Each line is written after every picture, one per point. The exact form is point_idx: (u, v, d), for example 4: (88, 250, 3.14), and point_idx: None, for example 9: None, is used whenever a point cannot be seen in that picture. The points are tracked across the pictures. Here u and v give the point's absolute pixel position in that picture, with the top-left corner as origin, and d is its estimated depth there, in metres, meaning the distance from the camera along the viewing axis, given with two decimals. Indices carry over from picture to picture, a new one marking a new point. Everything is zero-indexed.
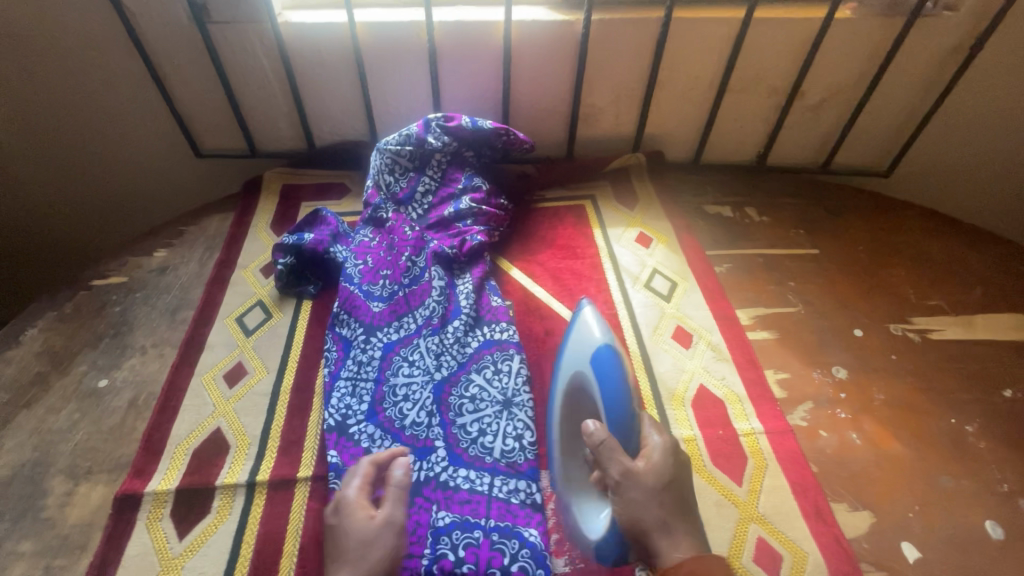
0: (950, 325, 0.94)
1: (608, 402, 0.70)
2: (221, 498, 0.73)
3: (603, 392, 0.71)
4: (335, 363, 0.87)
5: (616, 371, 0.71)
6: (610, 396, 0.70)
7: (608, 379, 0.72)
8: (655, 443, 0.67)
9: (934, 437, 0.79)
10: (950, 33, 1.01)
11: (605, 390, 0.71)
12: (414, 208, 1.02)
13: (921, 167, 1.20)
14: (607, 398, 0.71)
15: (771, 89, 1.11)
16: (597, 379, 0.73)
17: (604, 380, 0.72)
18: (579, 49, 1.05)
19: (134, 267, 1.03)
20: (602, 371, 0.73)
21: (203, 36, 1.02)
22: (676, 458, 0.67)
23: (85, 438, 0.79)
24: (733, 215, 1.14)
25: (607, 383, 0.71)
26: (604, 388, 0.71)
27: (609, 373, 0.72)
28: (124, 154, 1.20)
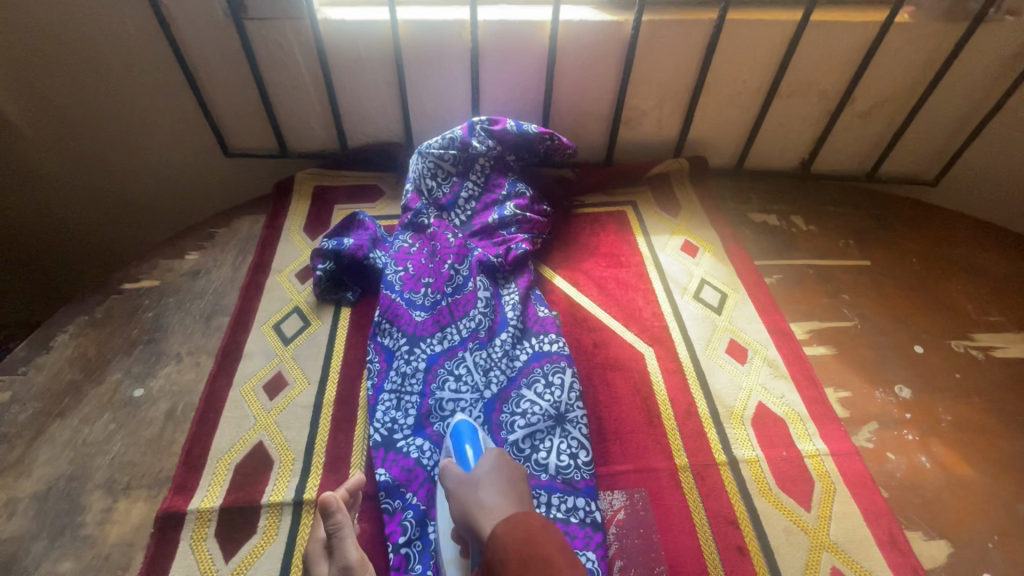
0: (1013, 343, 0.90)
1: (466, 455, 0.69)
2: (267, 517, 0.71)
3: (461, 450, 0.69)
4: (378, 375, 0.83)
5: (471, 427, 0.72)
6: (465, 453, 0.69)
7: (468, 436, 0.71)
8: (490, 461, 0.63)
9: (1007, 461, 0.76)
10: (1014, 39, 0.97)
11: (465, 448, 0.69)
12: (457, 214, 1.00)
13: (972, 176, 1.16)
14: (467, 451, 0.69)
15: (822, 94, 1.07)
16: (452, 440, 0.72)
17: (460, 439, 0.71)
18: (626, 50, 1.01)
19: (165, 270, 1.00)
20: (458, 431, 0.72)
21: (238, 32, 0.99)
22: (517, 469, 0.64)
23: (122, 451, 0.76)
24: (779, 224, 1.10)
25: (465, 439, 0.71)
26: (457, 445, 0.70)
27: (464, 430, 0.72)
28: (152, 153, 1.17)
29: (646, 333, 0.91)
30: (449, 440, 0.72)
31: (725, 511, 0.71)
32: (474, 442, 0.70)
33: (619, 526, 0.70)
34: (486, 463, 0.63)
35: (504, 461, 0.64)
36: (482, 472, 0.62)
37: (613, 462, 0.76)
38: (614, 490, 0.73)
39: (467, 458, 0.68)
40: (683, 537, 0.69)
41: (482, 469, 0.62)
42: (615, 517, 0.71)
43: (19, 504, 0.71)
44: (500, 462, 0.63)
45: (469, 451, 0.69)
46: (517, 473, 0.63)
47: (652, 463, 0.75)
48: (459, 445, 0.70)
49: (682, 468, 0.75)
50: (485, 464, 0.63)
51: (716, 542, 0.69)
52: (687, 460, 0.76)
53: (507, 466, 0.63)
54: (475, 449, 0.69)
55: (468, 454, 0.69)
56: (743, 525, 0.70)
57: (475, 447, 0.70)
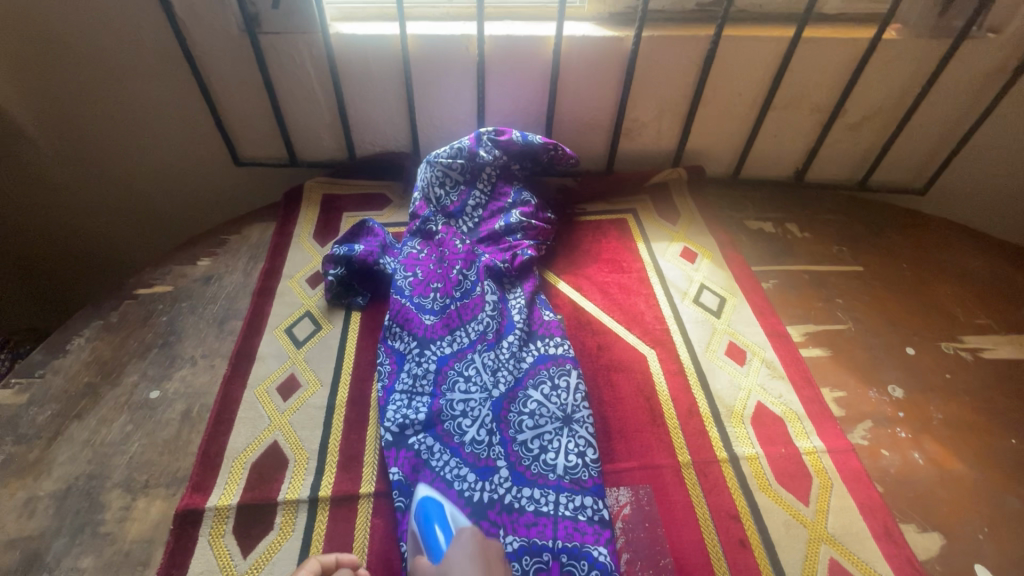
0: (1000, 344, 0.94)
1: (436, 539, 0.66)
2: (283, 514, 0.73)
3: (431, 534, 0.67)
4: (389, 377, 0.86)
5: (438, 505, 0.70)
6: (434, 535, 0.67)
7: (436, 516, 0.69)
8: (463, 544, 0.62)
9: (995, 456, 0.79)
10: (995, 55, 1.02)
11: (434, 531, 0.67)
12: (464, 221, 1.02)
13: (959, 185, 1.21)
14: (437, 534, 0.67)
15: (814, 107, 1.11)
16: (420, 521, 0.69)
17: (428, 521, 0.68)
18: (626, 65, 1.05)
19: (178, 276, 1.02)
20: (425, 508, 0.70)
21: (252, 46, 1.02)
22: (493, 548, 0.63)
23: (140, 451, 0.78)
24: (775, 231, 1.14)
25: (434, 519, 0.68)
26: (425, 526, 0.68)
27: (432, 509, 0.69)
28: (164, 162, 1.20)
29: (648, 336, 0.94)
30: (415, 521, 0.69)
31: (727, 507, 0.74)
32: (443, 522, 0.68)
33: (625, 521, 0.72)
34: (458, 548, 0.62)
35: (479, 541, 0.63)
36: (454, 562, 0.60)
37: (618, 460, 0.78)
38: (620, 487, 0.75)
39: (437, 542, 0.66)
40: (687, 531, 0.71)
41: (455, 555, 0.61)
42: (621, 512, 0.73)
43: (39, 503, 0.72)
44: (475, 541, 0.62)
45: (439, 533, 0.67)
46: (490, 552, 0.62)
47: (656, 460, 0.78)
48: (427, 527, 0.68)
49: (685, 465, 0.77)
50: (458, 549, 0.62)
51: (719, 535, 0.71)
52: (690, 457, 0.78)
53: (483, 547, 0.62)
54: (445, 530, 0.67)
55: (438, 538, 0.66)
56: (744, 519, 0.73)
57: (444, 527, 0.67)
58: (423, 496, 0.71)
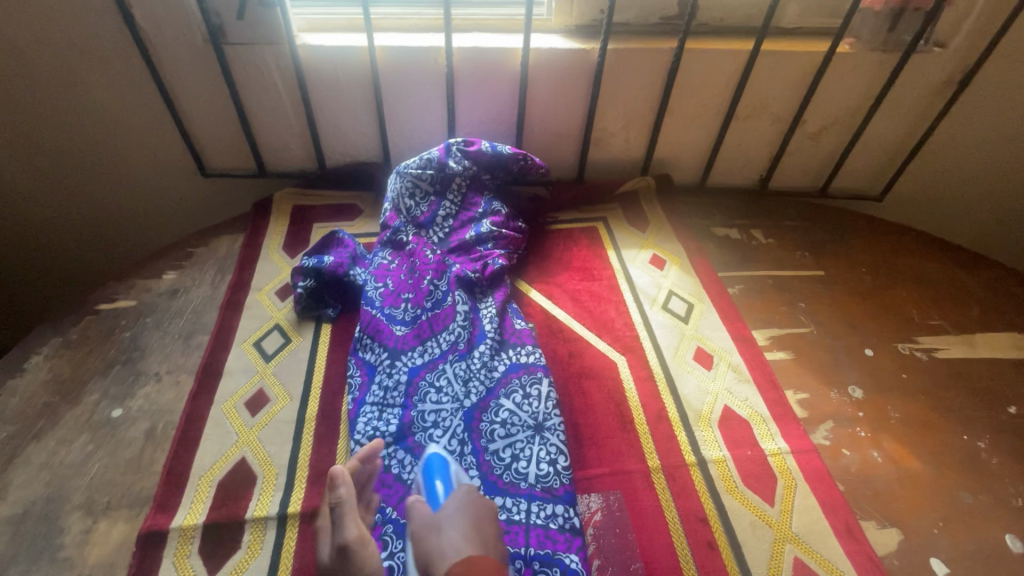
0: (952, 344, 0.98)
1: (435, 491, 0.68)
2: (251, 532, 0.72)
3: (432, 486, 0.69)
4: (360, 389, 0.85)
5: (443, 462, 0.72)
6: (435, 488, 0.68)
7: (439, 472, 0.70)
8: (457, 500, 0.61)
9: (949, 453, 0.82)
10: (941, 68, 1.07)
11: (435, 483, 0.69)
12: (435, 231, 1.03)
13: (913, 191, 1.26)
14: (437, 487, 0.68)
15: (775, 117, 1.15)
16: (425, 474, 0.71)
17: (430, 474, 0.70)
18: (593, 76, 1.07)
19: (142, 290, 1.00)
20: (429, 465, 0.71)
21: (217, 57, 1.01)
22: (486, 509, 0.62)
23: (101, 471, 0.76)
24: (740, 237, 1.17)
25: (437, 473, 0.70)
26: (427, 479, 0.70)
27: (435, 464, 0.71)
28: (127, 173, 1.17)
29: (618, 343, 0.95)
30: (420, 475, 0.71)
31: (695, 509, 0.75)
32: (444, 478, 0.70)
33: (596, 527, 0.73)
34: (453, 502, 0.61)
35: (474, 498, 0.62)
36: (446, 513, 0.60)
37: (589, 467, 0.79)
38: (591, 493, 0.76)
39: (436, 493, 0.67)
40: (657, 535, 0.73)
41: (448, 509, 0.60)
42: (592, 518, 0.74)
43: None
44: (470, 499, 0.62)
45: (439, 487, 0.68)
46: (484, 513, 0.61)
47: (626, 466, 0.79)
48: (430, 480, 0.69)
49: (654, 470, 0.79)
50: (452, 503, 0.61)
51: (687, 538, 0.72)
52: (659, 461, 0.80)
53: (477, 506, 0.61)
54: (445, 484, 0.69)
55: (438, 490, 0.68)
56: (712, 521, 0.74)
57: (445, 483, 0.69)
58: (429, 454, 0.73)
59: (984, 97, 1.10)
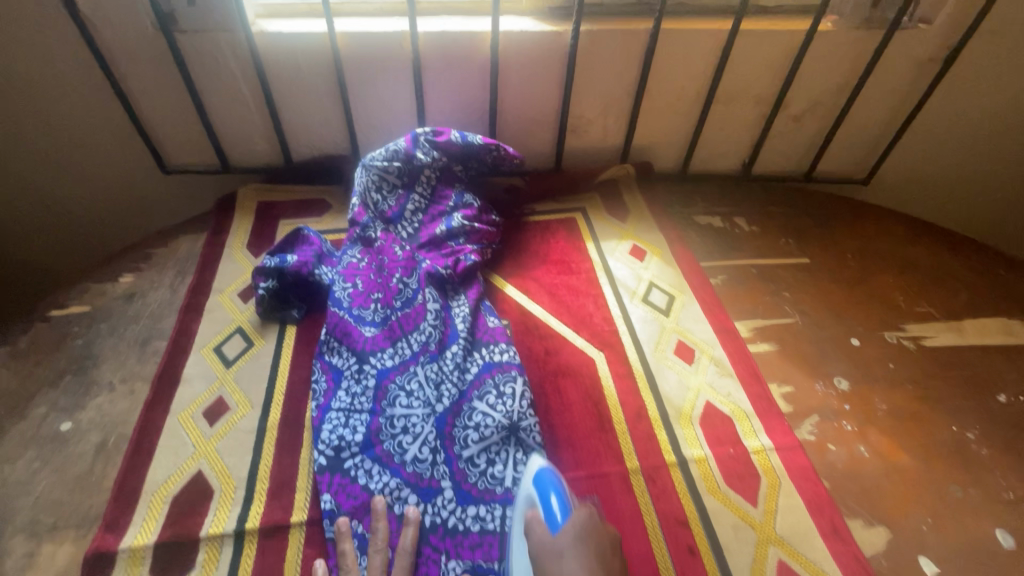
0: (941, 331, 0.95)
1: (550, 507, 0.63)
2: (207, 550, 0.68)
3: (545, 502, 0.63)
4: (325, 396, 0.81)
5: (554, 477, 0.67)
6: (550, 505, 0.63)
7: (552, 486, 0.65)
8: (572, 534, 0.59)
9: (938, 446, 0.80)
10: (927, 45, 1.03)
11: (550, 500, 0.63)
12: (403, 227, 0.98)
13: (899, 174, 1.23)
14: (552, 503, 0.63)
15: (757, 100, 1.11)
16: (536, 488, 0.66)
17: (544, 489, 0.65)
18: (567, 60, 1.02)
19: (97, 294, 0.95)
20: (541, 480, 0.66)
21: (169, 46, 0.95)
22: (609, 537, 0.60)
23: (47, 490, 0.71)
24: (723, 225, 1.13)
25: (550, 488, 0.65)
26: (541, 496, 0.64)
27: (547, 478, 0.66)
28: (82, 171, 1.12)
29: (596, 339, 0.92)
30: (532, 488, 0.67)
31: (675, 512, 0.72)
32: (558, 492, 0.64)
33: None
34: (572, 527, 0.59)
35: (593, 524, 0.60)
36: (569, 539, 0.58)
37: (566, 470, 0.76)
38: None
39: (552, 511, 0.62)
40: (636, 540, 0.69)
41: (567, 537, 0.58)
42: None
43: None
44: (590, 525, 0.60)
45: (553, 502, 0.63)
46: (608, 541, 0.59)
47: (603, 468, 0.76)
48: (543, 496, 0.64)
49: (633, 472, 0.75)
50: (572, 527, 0.59)
51: (668, 543, 0.69)
52: (638, 462, 0.76)
53: (599, 534, 0.59)
54: (559, 499, 0.63)
55: (553, 506, 0.63)
56: (693, 525, 0.71)
57: (561, 498, 0.63)
58: (537, 468, 0.69)
59: (970, 75, 1.06)
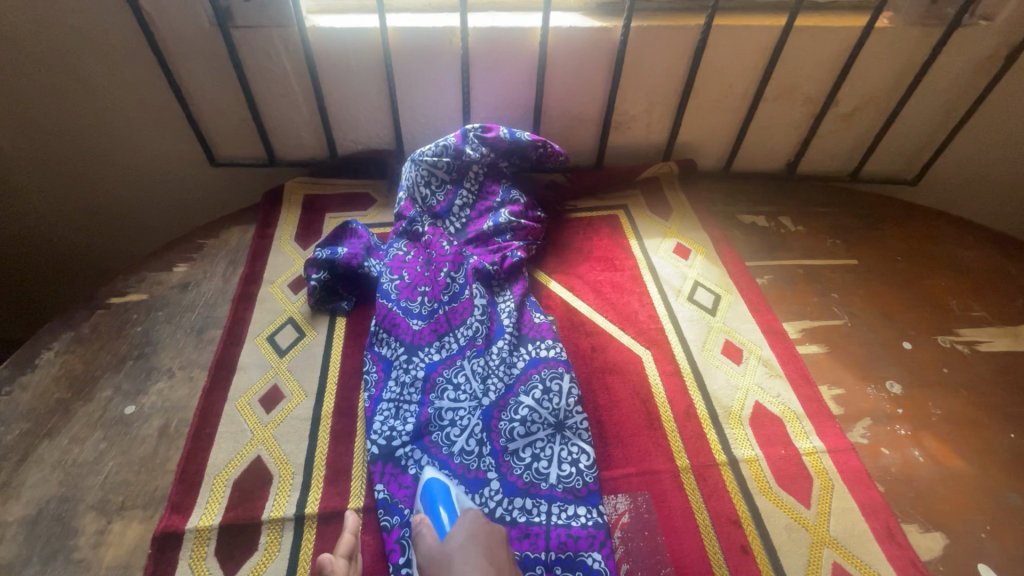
0: (996, 336, 0.93)
1: (440, 520, 0.67)
2: (268, 533, 0.70)
3: (435, 514, 0.68)
4: (376, 385, 0.83)
5: (443, 486, 0.71)
6: (439, 516, 0.67)
7: (441, 498, 0.70)
8: (467, 527, 0.62)
9: (995, 453, 0.78)
10: (987, 43, 1.00)
11: (438, 511, 0.68)
12: (451, 222, 0.99)
13: (950, 175, 1.20)
14: (441, 516, 0.67)
15: (806, 98, 1.09)
16: (425, 499, 0.70)
17: (433, 502, 0.69)
18: (615, 56, 1.02)
19: (153, 283, 0.98)
20: (431, 490, 0.70)
21: (224, 41, 0.97)
22: (496, 535, 0.62)
23: (114, 471, 0.74)
24: (768, 225, 1.12)
25: (439, 501, 0.69)
26: (430, 506, 0.68)
27: (436, 489, 0.70)
28: (136, 163, 1.15)
29: (642, 337, 0.92)
30: (420, 500, 0.70)
31: (727, 511, 0.72)
32: (448, 506, 0.69)
33: (624, 530, 0.70)
34: (462, 530, 0.61)
35: (481, 523, 0.62)
36: (457, 544, 0.60)
37: (615, 466, 0.76)
38: (618, 494, 0.73)
39: (441, 522, 0.66)
40: (688, 538, 0.70)
41: (458, 539, 0.60)
42: (620, 521, 0.71)
43: (8, 529, 0.68)
44: (479, 524, 0.62)
45: (443, 514, 0.68)
46: (495, 538, 0.61)
47: (653, 465, 0.76)
48: (433, 509, 0.68)
49: (684, 470, 0.76)
50: (461, 530, 0.61)
51: (720, 542, 0.69)
52: (688, 461, 0.76)
53: (486, 532, 0.62)
54: (449, 512, 0.68)
55: (442, 519, 0.67)
56: (746, 524, 0.71)
57: (449, 511, 0.68)
58: (428, 478, 0.72)
59: None
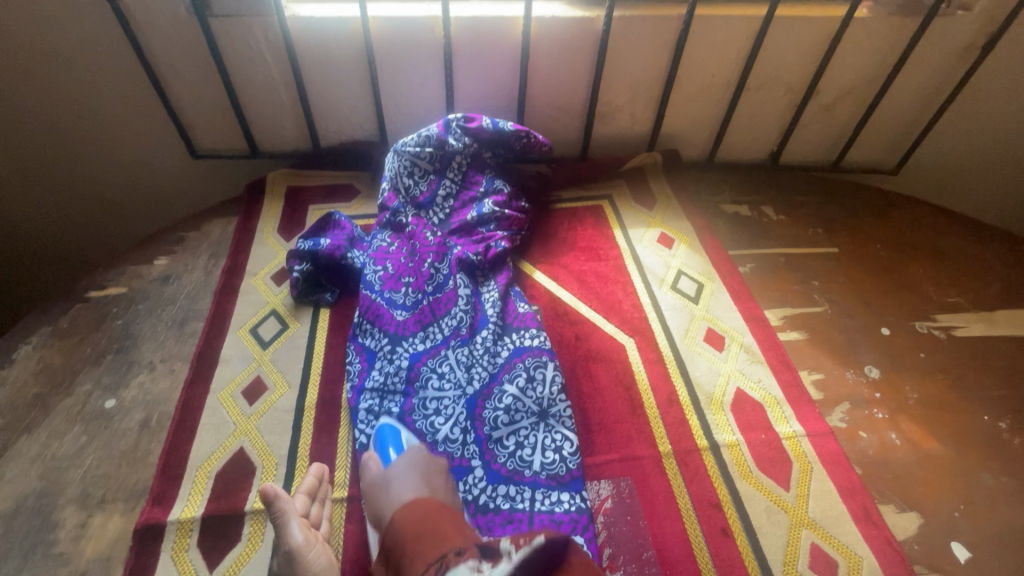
0: (972, 322, 0.94)
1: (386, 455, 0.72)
2: (251, 524, 0.70)
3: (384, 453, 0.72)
4: (360, 375, 0.83)
5: (395, 430, 0.75)
6: (387, 454, 0.72)
7: (392, 441, 0.74)
8: (408, 458, 0.70)
9: (970, 435, 0.80)
10: (963, 32, 1.01)
11: (386, 450, 0.72)
12: (435, 212, 0.99)
13: (929, 164, 1.21)
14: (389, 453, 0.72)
15: (787, 87, 1.10)
16: (378, 443, 0.74)
17: (383, 443, 0.73)
18: (599, 45, 1.02)
19: (133, 276, 0.97)
20: (382, 435, 0.75)
21: (203, 30, 0.96)
22: (433, 463, 0.71)
23: (95, 464, 0.73)
24: (750, 214, 1.13)
25: (388, 442, 0.74)
26: (380, 447, 0.73)
27: (388, 432, 0.75)
28: (115, 155, 1.13)
29: (626, 325, 0.92)
30: (372, 441, 0.75)
31: (708, 495, 0.73)
32: (397, 445, 0.73)
33: (607, 515, 0.71)
34: (402, 459, 0.70)
35: (422, 456, 0.71)
36: (399, 467, 0.69)
37: (598, 453, 0.77)
38: (601, 480, 0.74)
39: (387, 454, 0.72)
40: (669, 522, 0.70)
41: (398, 465, 0.69)
42: (603, 506, 0.72)
43: None
44: (418, 455, 0.71)
45: (392, 452, 0.72)
46: (432, 466, 0.71)
47: (636, 451, 0.77)
48: (382, 448, 0.73)
49: (666, 455, 0.76)
50: (404, 460, 0.70)
51: (701, 525, 0.70)
52: (670, 446, 0.77)
53: (425, 461, 0.71)
54: (397, 450, 0.72)
55: (389, 454, 0.72)
56: (726, 508, 0.72)
57: (398, 447, 0.73)
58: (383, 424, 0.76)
59: (1010, 63, 1.04)
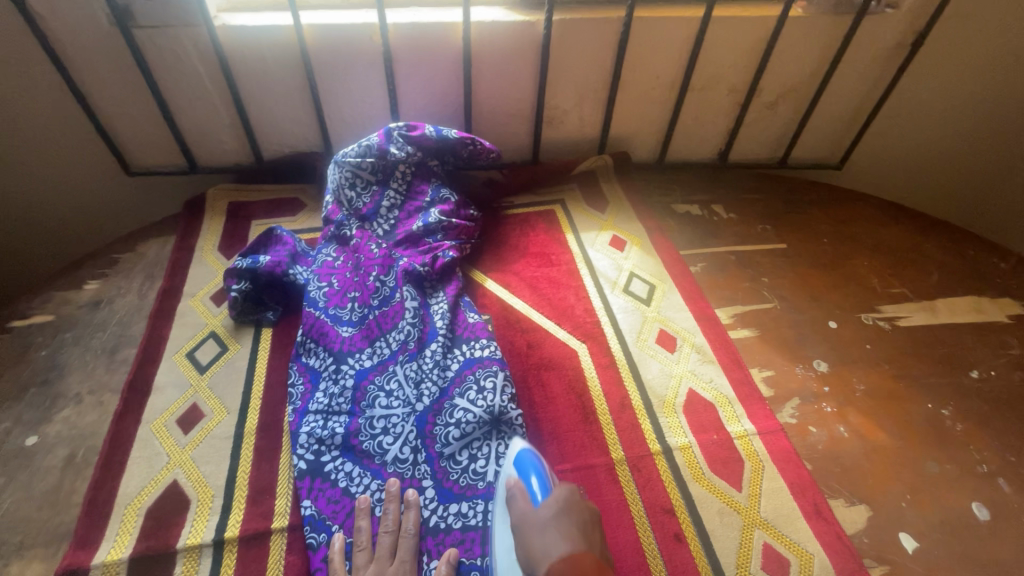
0: (914, 311, 0.96)
1: (531, 487, 0.66)
2: (185, 561, 0.66)
3: (528, 482, 0.67)
4: (303, 398, 0.80)
5: (535, 458, 0.70)
6: (530, 484, 0.67)
7: (533, 468, 0.69)
8: (556, 501, 0.61)
9: (913, 423, 0.81)
10: (894, 30, 1.04)
11: (530, 480, 0.67)
12: (379, 223, 0.96)
13: (870, 159, 1.24)
14: (533, 484, 0.66)
15: (731, 87, 1.11)
16: (517, 468, 0.70)
17: (524, 470, 0.68)
18: (541, 50, 1.01)
19: (61, 302, 0.92)
20: (522, 462, 0.70)
21: (128, 42, 0.91)
22: (588, 512, 0.61)
23: (13, 507, 0.69)
24: (701, 213, 1.14)
25: (531, 470, 0.68)
26: (522, 476, 0.68)
27: (528, 459, 0.69)
28: (41, 175, 1.07)
29: (579, 331, 0.91)
30: (512, 468, 0.70)
31: (661, 501, 0.72)
32: (539, 474, 0.68)
33: None
34: (552, 501, 0.61)
35: (572, 498, 0.61)
36: (547, 511, 0.60)
37: (552, 463, 0.75)
38: None
39: (533, 490, 0.66)
40: (622, 531, 0.69)
41: (545, 510, 0.60)
42: None
43: None
44: (570, 497, 0.61)
45: (534, 482, 0.67)
46: (588, 515, 0.60)
47: (589, 459, 0.76)
48: (524, 477, 0.68)
49: (618, 462, 0.75)
50: (550, 502, 0.61)
51: (655, 532, 0.69)
52: (623, 453, 0.76)
53: (577, 506, 0.61)
54: (540, 481, 0.67)
55: (534, 487, 0.66)
56: (679, 512, 0.71)
57: (541, 479, 0.67)
58: (519, 449, 0.72)
59: (939, 58, 1.07)
